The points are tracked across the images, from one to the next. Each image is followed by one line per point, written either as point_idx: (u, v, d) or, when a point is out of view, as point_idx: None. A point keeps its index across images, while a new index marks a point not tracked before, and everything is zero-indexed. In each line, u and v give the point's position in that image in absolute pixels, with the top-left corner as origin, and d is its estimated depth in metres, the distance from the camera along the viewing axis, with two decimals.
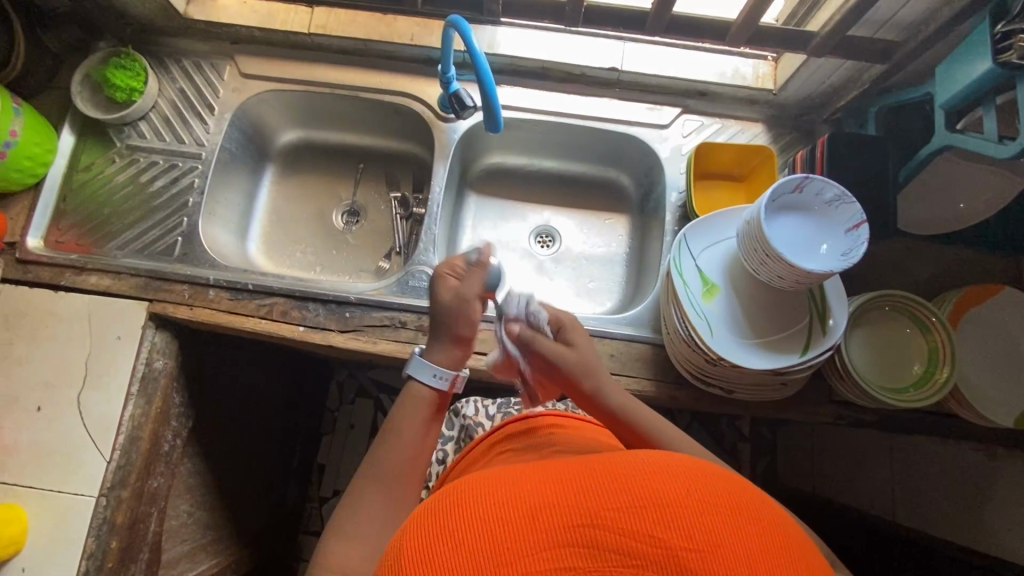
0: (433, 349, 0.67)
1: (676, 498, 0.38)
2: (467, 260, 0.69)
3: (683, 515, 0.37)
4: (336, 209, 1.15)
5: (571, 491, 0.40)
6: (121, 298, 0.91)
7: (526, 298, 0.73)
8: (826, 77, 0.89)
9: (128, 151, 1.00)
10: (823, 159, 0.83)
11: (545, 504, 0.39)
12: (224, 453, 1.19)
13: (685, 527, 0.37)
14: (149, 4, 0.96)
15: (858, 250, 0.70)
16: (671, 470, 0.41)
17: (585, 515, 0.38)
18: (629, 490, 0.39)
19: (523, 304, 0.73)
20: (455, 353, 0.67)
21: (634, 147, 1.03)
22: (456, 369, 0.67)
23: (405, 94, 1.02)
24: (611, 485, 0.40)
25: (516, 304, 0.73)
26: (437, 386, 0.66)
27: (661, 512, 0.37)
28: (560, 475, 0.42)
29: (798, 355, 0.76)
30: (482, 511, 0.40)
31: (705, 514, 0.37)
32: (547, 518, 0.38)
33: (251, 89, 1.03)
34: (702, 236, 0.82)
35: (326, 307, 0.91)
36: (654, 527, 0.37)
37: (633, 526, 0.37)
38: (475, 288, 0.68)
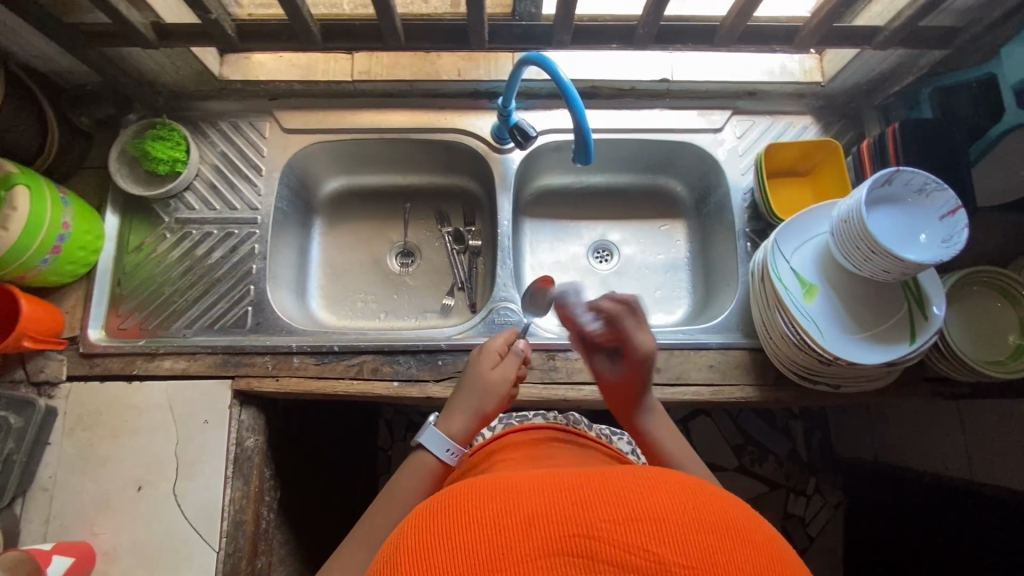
0: (448, 418, 0.69)
1: (671, 510, 0.35)
2: (514, 348, 0.77)
3: (680, 531, 0.34)
4: (389, 252, 1.12)
5: (566, 499, 0.36)
6: (201, 379, 0.88)
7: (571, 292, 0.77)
8: (877, 65, 0.91)
9: (179, 225, 0.96)
10: (897, 145, 0.84)
11: (544, 511, 0.35)
12: (306, 515, 1.15)
13: (682, 544, 0.33)
14: (183, 71, 0.93)
15: (958, 236, 0.72)
16: (669, 484, 0.37)
17: (581, 524, 0.34)
18: (628, 502, 0.35)
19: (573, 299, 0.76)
20: (465, 426, 0.69)
21: (689, 154, 1.04)
22: (463, 446, 0.68)
23: (458, 131, 1.00)
24: (607, 495, 0.36)
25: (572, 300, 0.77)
26: (443, 459, 0.67)
27: (661, 528, 0.34)
28: (556, 481, 0.38)
29: (907, 344, 0.77)
30: (479, 519, 0.35)
31: (704, 531, 0.34)
32: (542, 528, 0.34)
33: (296, 144, 1.00)
34: (791, 237, 0.83)
35: (417, 357, 0.88)
36: (647, 542, 0.33)
37: (628, 541, 0.33)
38: (512, 375, 0.73)
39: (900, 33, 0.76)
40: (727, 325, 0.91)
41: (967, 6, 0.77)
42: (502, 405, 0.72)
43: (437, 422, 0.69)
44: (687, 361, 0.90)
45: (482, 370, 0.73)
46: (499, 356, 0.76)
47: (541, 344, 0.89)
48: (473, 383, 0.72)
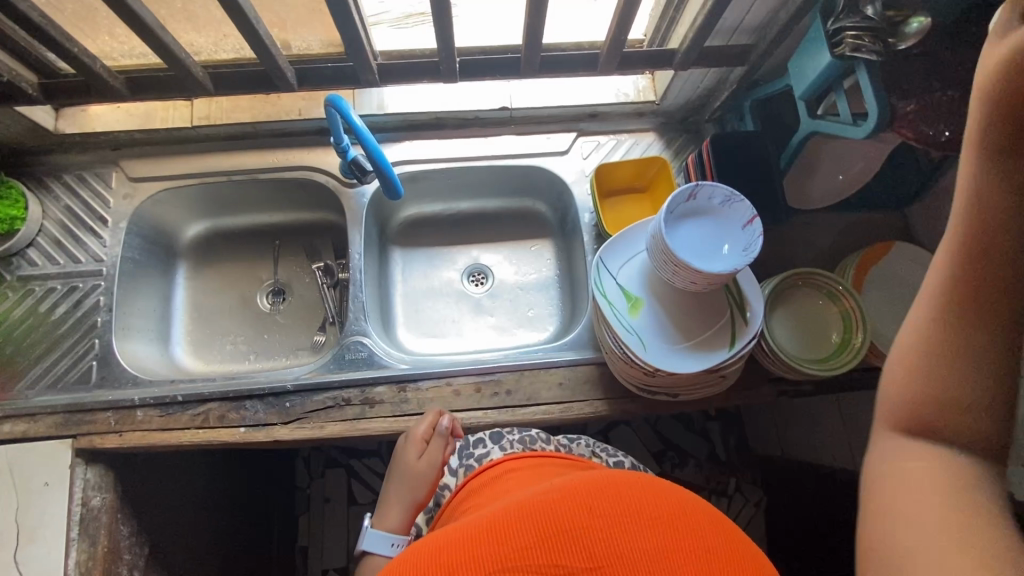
0: (387, 515, 0.81)
1: (578, 516, 0.46)
2: (437, 430, 0.84)
3: (586, 533, 0.45)
4: (260, 292, 1.11)
5: (504, 534, 0.46)
6: (41, 441, 0.86)
7: (723, 195, 0.77)
8: (698, 83, 0.95)
9: (21, 283, 0.94)
10: (711, 162, 0.87)
11: (485, 553, 0.45)
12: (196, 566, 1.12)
13: (589, 547, 0.44)
14: (14, 128, 0.92)
15: (756, 244, 0.75)
16: (575, 492, 0.48)
17: (517, 551, 0.45)
18: (542, 525, 0.46)
19: (718, 197, 0.78)
20: (400, 518, 0.81)
21: (542, 176, 1.06)
22: (406, 532, 0.80)
23: (305, 168, 1.00)
24: (523, 525, 0.46)
25: (717, 197, 0.78)
26: (388, 552, 0.79)
27: (573, 538, 0.45)
28: (486, 525, 0.48)
29: (727, 350, 0.79)
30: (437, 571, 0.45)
31: (606, 525, 0.46)
32: (480, 566, 0.44)
33: (144, 193, 0.99)
34: (617, 254, 0.85)
35: (265, 401, 0.88)
36: (561, 556, 0.44)
37: (550, 559, 0.44)
38: (438, 456, 0.82)
39: (691, 53, 0.80)
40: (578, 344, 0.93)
41: (752, 25, 0.81)
42: (433, 487, 0.82)
43: (376, 524, 0.81)
44: (538, 382, 0.90)
45: (406, 465, 0.82)
46: (422, 443, 0.83)
47: (390, 377, 0.89)
48: (400, 481, 0.82)
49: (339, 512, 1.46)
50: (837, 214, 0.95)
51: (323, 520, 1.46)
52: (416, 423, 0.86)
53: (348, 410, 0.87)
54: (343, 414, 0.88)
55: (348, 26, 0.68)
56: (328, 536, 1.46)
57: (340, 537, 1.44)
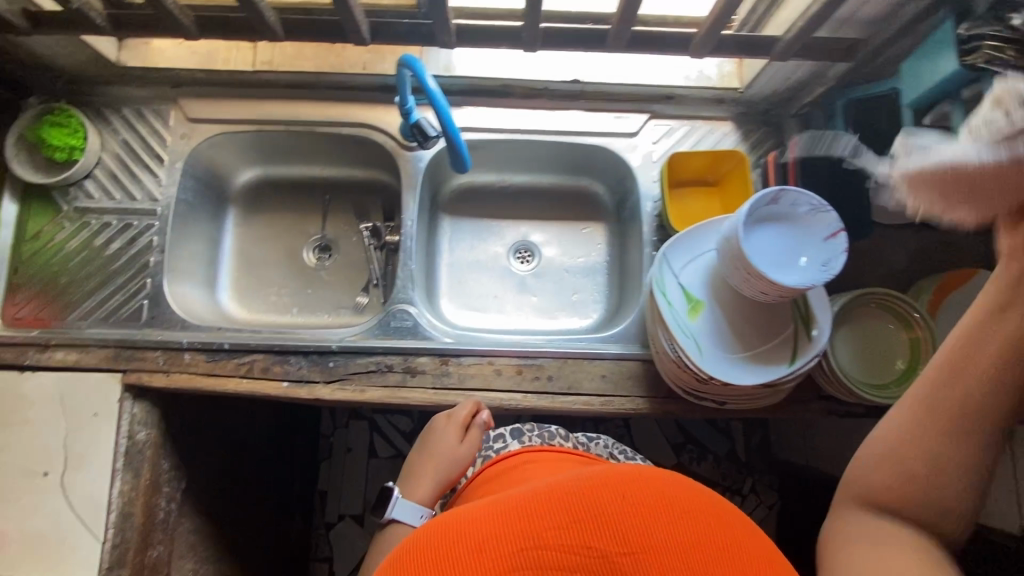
0: (416, 488, 0.82)
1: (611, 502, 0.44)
2: (476, 420, 0.83)
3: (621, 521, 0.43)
4: (306, 246, 1.11)
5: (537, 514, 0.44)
6: (92, 373, 0.88)
7: (806, 203, 0.73)
8: (790, 74, 0.88)
9: (78, 214, 0.95)
10: (795, 169, 0.82)
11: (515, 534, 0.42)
12: (226, 502, 1.17)
13: (623, 532, 0.42)
14: (77, 55, 0.90)
15: (838, 259, 0.71)
16: (604, 479, 0.46)
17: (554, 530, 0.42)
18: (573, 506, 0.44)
19: (801, 204, 0.73)
20: (429, 493, 0.82)
21: (605, 157, 1.01)
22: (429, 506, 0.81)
23: (363, 126, 0.97)
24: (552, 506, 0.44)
25: (800, 204, 0.73)
26: (415, 523, 0.79)
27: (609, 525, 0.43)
28: (509, 505, 0.45)
29: (786, 366, 0.76)
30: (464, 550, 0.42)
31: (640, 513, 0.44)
32: (511, 541, 0.42)
33: (200, 134, 0.97)
34: (682, 252, 0.81)
35: (308, 358, 0.88)
36: (593, 539, 0.42)
37: (579, 542, 0.42)
38: (473, 447, 0.83)
39: (796, 43, 0.73)
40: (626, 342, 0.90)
41: (868, 17, 0.73)
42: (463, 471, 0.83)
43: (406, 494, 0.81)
44: (581, 371, 0.89)
45: (441, 445, 0.82)
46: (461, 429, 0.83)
47: (433, 349, 0.88)
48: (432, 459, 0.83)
49: (360, 463, 1.49)
50: (919, 231, 0.89)
51: (343, 469, 1.50)
52: (456, 405, 0.85)
53: (389, 377, 0.87)
54: (384, 380, 0.88)
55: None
56: (347, 484, 1.50)
57: (359, 487, 1.48)
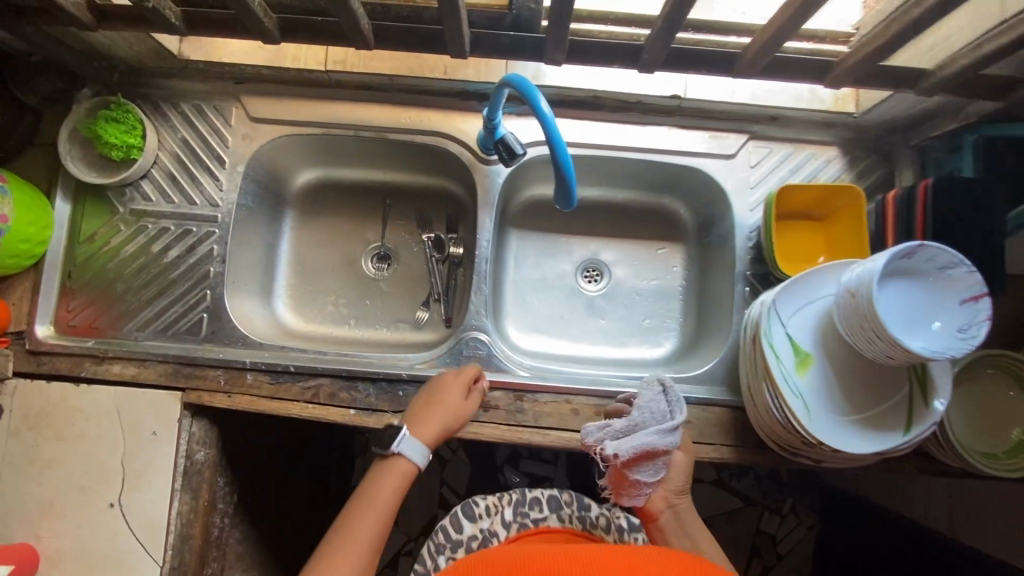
0: (418, 425, 0.75)
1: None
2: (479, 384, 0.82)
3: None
4: (365, 254, 1.04)
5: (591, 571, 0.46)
6: (150, 389, 0.84)
7: (946, 261, 0.65)
8: (918, 104, 0.79)
9: (134, 217, 0.89)
10: (926, 213, 0.74)
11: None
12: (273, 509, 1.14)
13: None
14: (137, 47, 0.82)
15: (978, 327, 0.64)
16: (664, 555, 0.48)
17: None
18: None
19: (940, 262, 0.66)
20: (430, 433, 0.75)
21: (695, 179, 0.94)
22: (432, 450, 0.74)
23: (439, 135, 0.90)
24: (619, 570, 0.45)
25: (938, 261, 0.66)
26: (416, 460, 0.72)
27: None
28: (569, 554, 0.48)
29: (901, 435, 0.70)
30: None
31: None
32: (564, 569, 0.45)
33: (263, 135, 0.91)
34: (792, 300, 0.74)
35: (377, 385, 0.84)
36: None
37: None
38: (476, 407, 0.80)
39: (949, 81, 0.65)
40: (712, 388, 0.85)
41: None
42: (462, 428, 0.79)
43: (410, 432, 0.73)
44: None
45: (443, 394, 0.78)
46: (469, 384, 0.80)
47: (509, 384, 0.83)
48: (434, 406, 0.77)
49: None
50: None
51: None
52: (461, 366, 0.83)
53: None
54: None
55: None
56: None
57: None
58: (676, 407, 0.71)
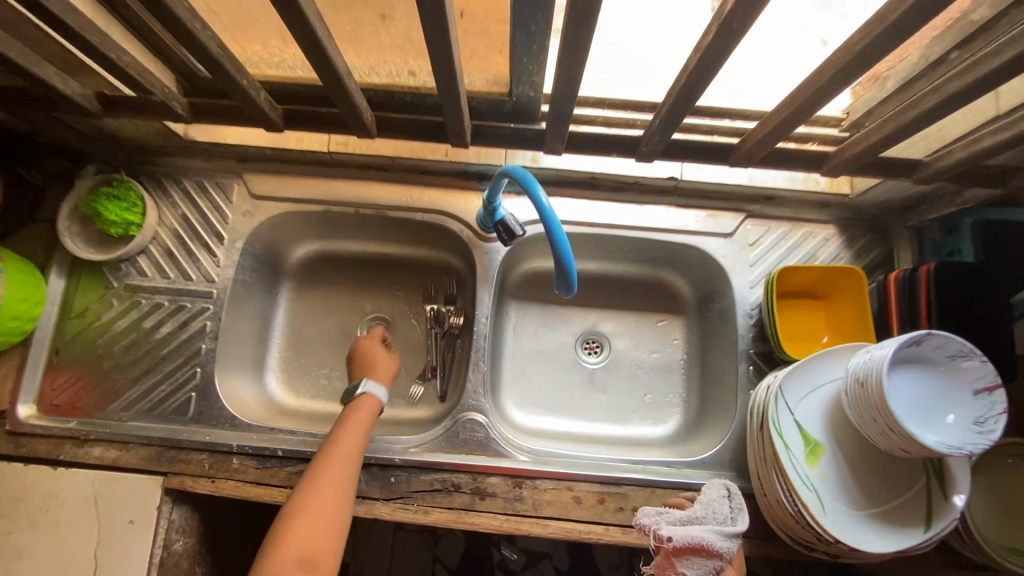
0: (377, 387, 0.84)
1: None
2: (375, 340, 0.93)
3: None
4: (362, 326, 1.03)
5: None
6: (131, 474, 0.80)
7: (958, 349, 0.64)
8: (913, 189, 0.80)
9: (127, 293, 0.88)
10: (929, 302, 0.74)
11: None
12: None
13: None
14: (143, 130, 0.84)
15: (995, 419, 0.62)
16: None
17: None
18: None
19: (952, 349, 0.64)
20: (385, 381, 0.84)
21: (694, 256, 0.94)
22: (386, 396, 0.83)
23: (439, 213, 0.91)
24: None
25: (952, 349, 0.64)
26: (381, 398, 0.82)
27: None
28: None
29: (922, 532, 0.66)
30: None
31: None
32: None
33: (264, 212, 0.91)
34: (799, 384, 0.72)
35: (367, 470, 0.80)
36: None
37: None
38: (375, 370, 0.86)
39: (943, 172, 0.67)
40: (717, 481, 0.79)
41: None
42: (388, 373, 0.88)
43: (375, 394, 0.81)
44: None
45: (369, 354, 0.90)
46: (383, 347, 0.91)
47: (507, 469, 0.80)
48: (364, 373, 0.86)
49: None
50: None
51: None
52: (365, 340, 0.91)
53: (456, 499, 0.78)
54: (450, 502, 0.79)
55: (565, 104, 0.62)
56: None
57: None
58: (735, 516, 0.69)
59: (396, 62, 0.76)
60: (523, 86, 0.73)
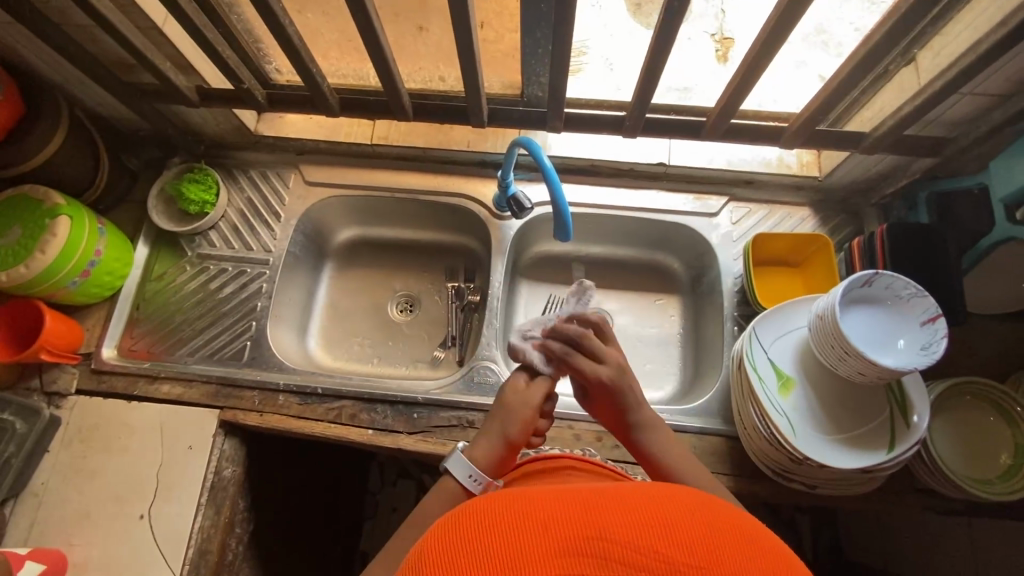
0: (478, 445, 0.70)
1: (691, 534, 0.36)
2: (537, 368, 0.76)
3: (701, 544, 0.35)
4: (391, 301, 1.17)
5: (567, 506, 0.37)
6: (193, 406, 0.93)
7: (904, 285, 0.72)
8: (871, 167, 0.92)
9: (199, 260, 1.05)
10: (884, 253, 0.84)
11: (547, 517, 0.36)
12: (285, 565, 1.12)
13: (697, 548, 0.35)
14: (224, 125, 1.04)
15: (939, 345, 0.70)
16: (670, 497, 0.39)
17: (582, 530, 0.35)
18: (638, 510, 0.37)
19: (899, 287, 0.73)
20: (492, 456, 0.69)
21: (684, 235, 1.06)
22: (493, 473, 0.69)
23: (461, 196, 1.07)
24: (620, 506, 0.38)
25: (900, 287, 0.73)
26: (466, 483, 0.67)
27: (666, 531, 0.35)
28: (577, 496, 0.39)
29: (885, 452, 0.74)
30: (481, 518, 0.37)
31: (716, 548, 0.35)
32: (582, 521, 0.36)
33: (314, 196, 1.08)
34: (771, 327, 0.83)
35: (394, 408, 0.91)
36: (662, 545, 0.34)
37: (641, 545, 0.34)
38: (538, 395, 0.72)
39: (883, 139, 0.79)
40: (705, 408, 0.91)
41: (955, 119, 0.78)
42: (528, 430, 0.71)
43: (469, 450, 0.69)
44: None
45: (503, 397, 0.72)
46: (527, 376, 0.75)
47: None
48: (491, 417, 0.72)
49: None
50: (1013, 324, 0.88)
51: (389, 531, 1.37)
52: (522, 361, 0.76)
53: (470, 433, 0.89)
54: (465, 436, 0.89)
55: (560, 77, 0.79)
56: None
57: None
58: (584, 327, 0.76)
59: (431, 68, 0.94)
60: (532, 87, 0.86)
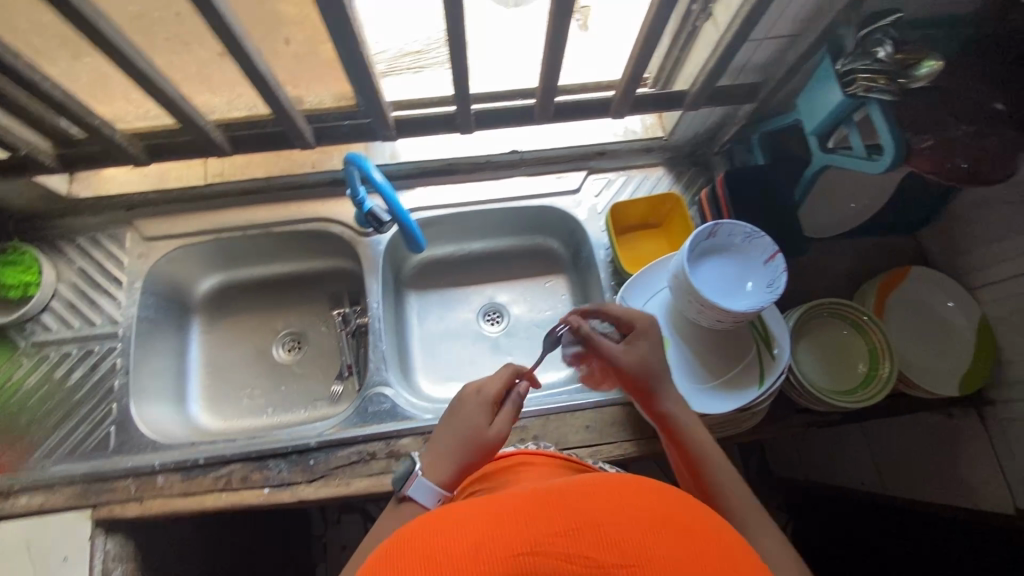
0: (435, 465, 0.60)
1: (623, 529, 0.33)
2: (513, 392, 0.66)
3: (630, 537, 0.33)
4: (276, 343, 1.10)
5: (491, 527, 0.34)
6: (58, 514, 0.83)
7: (741, 229, 0.77)
8: (706, 119, 0.96)
9: (35, 349, 0.94)
10: (725, 199, 0.89)
11: (476, 538, 0.33)
12: None
13: (624, 541, 0.33)
14: (28, 194, 0.92)
15: (781, 279, 0.75)
16: (602, 488, 0.37)
17: (508, 549, 0.32)
18: (569, 513, 0.34)
19: (738, 232, 0.77)
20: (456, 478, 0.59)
21: (554, 215, 1.06)
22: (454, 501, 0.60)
23: (321, 219, 1.02)
24: (552, 510, 0.35)
25: (739, 233, 0.77)
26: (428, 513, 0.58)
27: (596, 531, 0.33)
28: (496, 504, 0.36)
29: (757, 387, 0.78)
30: (400, 549, 0.34)
31: (650, 540, 0.33)
32: (507, 539, 0.33)
33: (158, 250, 0.99)
34: (638, 293, 0.85)
35: (288, 460, 0.86)
36: (596, 550, 0.32)
37: (569, 550, 0.32)
38: (507, 422, 0.62)
39: (702, 94, 0.82)
40: None
41: (759, 63, 0.83)
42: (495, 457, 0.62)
43: (426, 470, 0.60)
44: (565, 426, 0.89)
45: (471, 416, 0.62)
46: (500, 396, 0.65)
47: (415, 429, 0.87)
48: (456, 432, 0.61)
49: None
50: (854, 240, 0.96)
51: None
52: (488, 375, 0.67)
53: (374, 465, 0.85)
54: (368, 470, 0.85)
55: (368, 90, 0.75)
56: None
57: None
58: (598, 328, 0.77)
59: (249, 93, 0.87)
60: None
